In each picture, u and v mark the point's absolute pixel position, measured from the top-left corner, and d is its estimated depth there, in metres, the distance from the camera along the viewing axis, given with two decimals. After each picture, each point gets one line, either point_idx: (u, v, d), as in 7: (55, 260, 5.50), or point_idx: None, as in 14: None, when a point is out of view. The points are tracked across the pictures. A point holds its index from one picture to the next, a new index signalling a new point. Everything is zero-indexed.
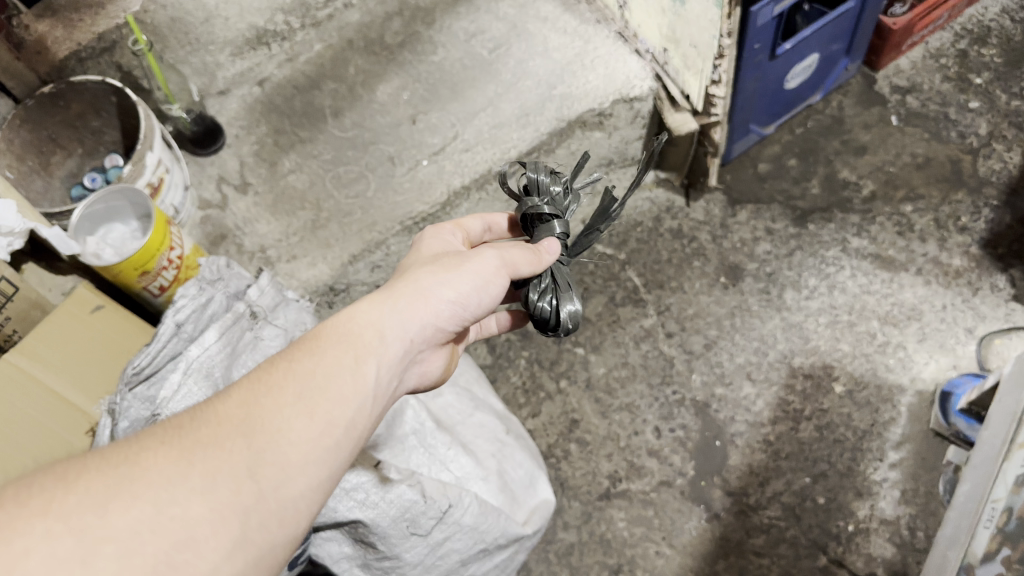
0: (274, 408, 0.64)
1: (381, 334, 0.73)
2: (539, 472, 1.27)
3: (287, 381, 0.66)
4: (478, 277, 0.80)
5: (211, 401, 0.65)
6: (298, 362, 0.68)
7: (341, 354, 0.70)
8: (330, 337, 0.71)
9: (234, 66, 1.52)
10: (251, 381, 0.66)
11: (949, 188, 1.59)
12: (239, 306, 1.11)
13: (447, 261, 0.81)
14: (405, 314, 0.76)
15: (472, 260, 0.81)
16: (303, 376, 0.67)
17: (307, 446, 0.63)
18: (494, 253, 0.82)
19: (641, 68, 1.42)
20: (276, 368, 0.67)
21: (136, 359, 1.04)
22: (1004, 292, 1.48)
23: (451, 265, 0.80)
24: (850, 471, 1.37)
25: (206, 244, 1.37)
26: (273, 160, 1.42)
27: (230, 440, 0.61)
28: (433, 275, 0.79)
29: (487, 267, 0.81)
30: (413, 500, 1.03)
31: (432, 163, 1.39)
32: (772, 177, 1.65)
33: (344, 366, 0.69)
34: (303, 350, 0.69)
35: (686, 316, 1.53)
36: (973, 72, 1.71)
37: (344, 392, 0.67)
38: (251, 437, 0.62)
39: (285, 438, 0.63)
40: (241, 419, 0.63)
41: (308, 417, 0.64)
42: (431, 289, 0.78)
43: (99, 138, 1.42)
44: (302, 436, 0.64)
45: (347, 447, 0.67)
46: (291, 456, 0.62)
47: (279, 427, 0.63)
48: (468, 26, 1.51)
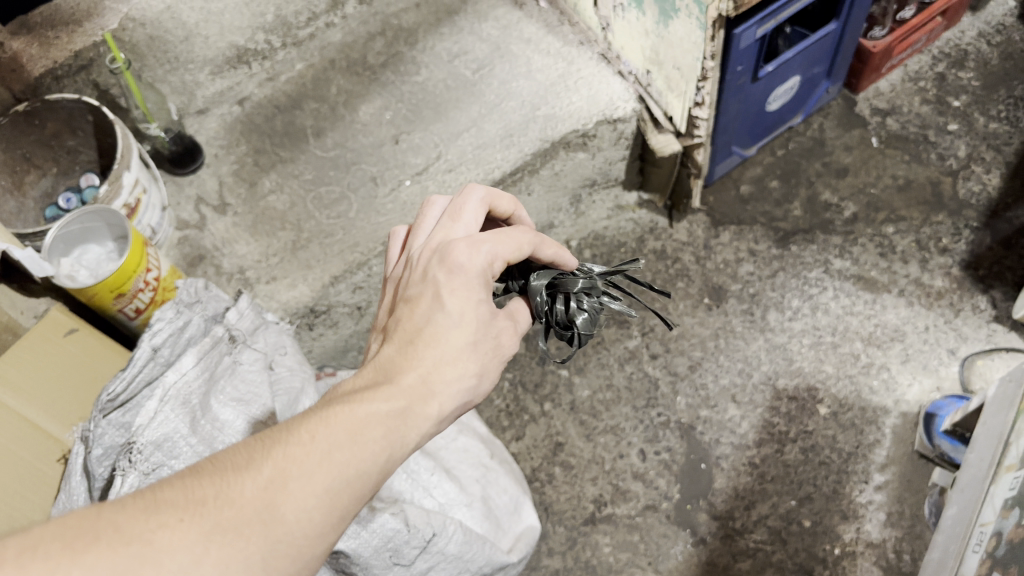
0: (302, 498, 0.60)
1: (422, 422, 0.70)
2: (524, 498, 1.25)
3: (322, 468, 0.62)
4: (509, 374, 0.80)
5: (239, 470, 0.60)
6: (337, 446, 0.64)
7: (379, 449, 0.66)
8: (372, 417, 0.67)
9: (213, 85, 1.50)
10: (284, 457, 0.62)
11: (930, 210, 1.60)
12: (218, 330, 1.10)
13: (496, 349, 0.78)
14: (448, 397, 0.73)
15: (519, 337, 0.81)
16: (340, 464, 0.63)
17: (320, 540, 0.61)
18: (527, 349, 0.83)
19: (624, 90, 1.42)
20: (313, 445, 0.63)
21: (111, 385, 1.01)
22: (985, 313, 1.48)
23: (497, 359, 0.78)
24: (836, 494, 1.36)
25: (183, 265, 1.34)
26: (252, 181, 1.40)
27: (249, 527, 0.58)
28: (482, 367, 0.76)
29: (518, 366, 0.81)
30: (396, 530, 1.00)
31: (415, 183, 1.38)
32: (755, 198, 1.65)
33: (379, 457, 0.66)
34: (344, 429, 0.65)
35: (670, 337, 1.52)
36: (952, 94, 1.73)
37: (370, 485, 0.65)
38: (270, 526, 0.59)
39: (303, 530, 0.60)
40: (266, 504, 0.59)
41: (329, 510, 0.62)
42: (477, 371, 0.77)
43: (75, 158, 1.40)
44: (319, 528, 0.61)
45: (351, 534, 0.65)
46: (303, 549, 0.60)
47: (300, 522, 0.60)
48: (451, 47, 1.50)
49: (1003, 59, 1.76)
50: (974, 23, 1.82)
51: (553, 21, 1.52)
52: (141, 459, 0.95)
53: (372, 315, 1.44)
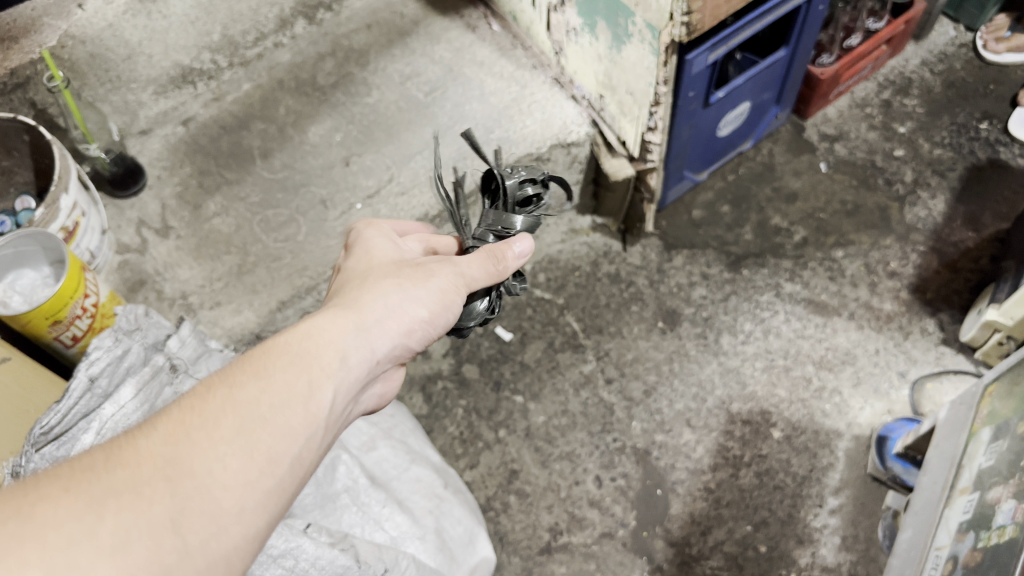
0: (209, 445, 0.57)
1: (336, 354, 0.68)
2: (478, 529, 1.23)
3: (225, 413, 0.59)
4: (443, 296, 0.78)
5: (135, 433, 0.57)
6: (240, 389, 0.61)
7: (293, 380, 0.64)
8: (278, 362, 0.65)
9: (156, 105, 1.46)
10: (182, 410, 0.59)
11: (878, 234, 1.63)
12: (159, 359, 1.04)
13: (413, 273, 0.79)
14: (367, 333, 0.71)
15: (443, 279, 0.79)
16: (248, 406, 0.60)
17: (241, 491, 0.57)
18: (458, 265, 0.80)
19: (578, 114, 1.43)
20: (212, 396, 0.60)
21: (44, 418, 0.94)
22: (933, 336, 1.51)
23: (418, 279, 0.78)
24: (790, 519, 1.36)
25: (123, 291, 1.29)
26: (196, 203, 1.36)
27: (151, 485, 0.53)
28: (398, 289, 0.76)
29: (451, 285, 0.79)
30: (346, 566, 0.96)
31: (366, 207, 1.35)
32: (707, 223, 1.66)
33: (296, 394, 0.63)
34: (248, 372, 0.62)
35: (625, 361, 1.52)
36: (897, 120, 1.76)
37: (292, 425, 0.61)
38: (175, 482, 0.54)
39: (218, 481, 0.56)
40: (166, 459, 0.55)
41: (245, 456, 0.58)
42: (397, 306, 0.75)
43: (10, 179, 1.34)
44: (237, 477, 0.57)
45: (289, 492, 0.60)
46: (224, 503, 0.56)
47: (212, 467, 0.56)
48: (403, 68, 1.48)
49: (945, 86, 1.81)
50: (917, 51, 1.86)
51: (506, 44, 1.51)
52: None
53: None
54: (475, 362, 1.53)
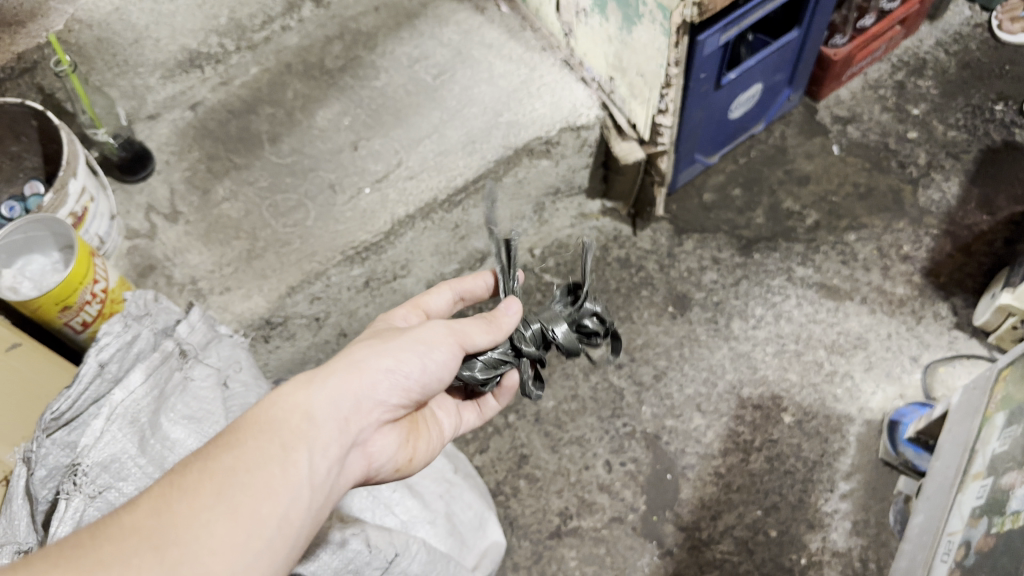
0: (191, 514, 0.59)
1: (313, 415, 0.70)
2: (488, 513, 1.23)
3: (204, 481, 0.61)
4: (420, 345, 0.78)
5: (120, 511, 0.59)
6: (217, 459, 0.64)
7: (267, 446, 0.66)
8: (253, 429, 0.67)
9: (164, 89, 1.46)
10: (163, 484, 0.61)
11: (891, 218, 1.61)
12: (168, 345, 1.04)
13: (387, 333, 0.80)
14: (336, 390, 0.73)
15: (418, 330, 0.80)
16: (225, 474, 0.63)
17: (228, 555, 0.59)
18: (439, 324, 0.81)
19: (588, 96, 1.41)
20: (190, 469, 0.63)
21: (55, 403, 0.93)
22: (947, 320, 1.49)
23: (389, 335, 0.79)
24: (801, 504, 1.36)
25: (133, 276, 1.29)
26: (205, 188, 1.36)
27: (138, 556, 0.56)
28: (370, 347, 0.77)
29: (431, 336, 0.79)
30: (357, 551, 0.95)
31: (375, 191, 1.34)
32: (718, 207, 1.64)
33: (273, 458, 0.65)
34: (223, 445, 0.65)
35: (635, 346, 1.51)
36: (911, 102, 1.74)
37: (272, 486, 0.63)
38: (162, 550, 0.57)
39: (204, 546, 0.58)
40: (151, 531, 0.58)
41: (229, 519, 0.60)
42: (367, 361, 0.76)
43: (18, 164, 1.33)
44: (224, 541, 0.59)
45: (280, 552, 0.63)
46: (213, 568, 0.58)
47: (195, 535, 0.58)
48: (411, 51, 1.47)
49: (960, 67, 1.79)
50: (931, 31, 1.84)
51: (515, 26, 1.50)
52: (87, 482, 0.89)
53: (331, 325, 1.41)
54: None
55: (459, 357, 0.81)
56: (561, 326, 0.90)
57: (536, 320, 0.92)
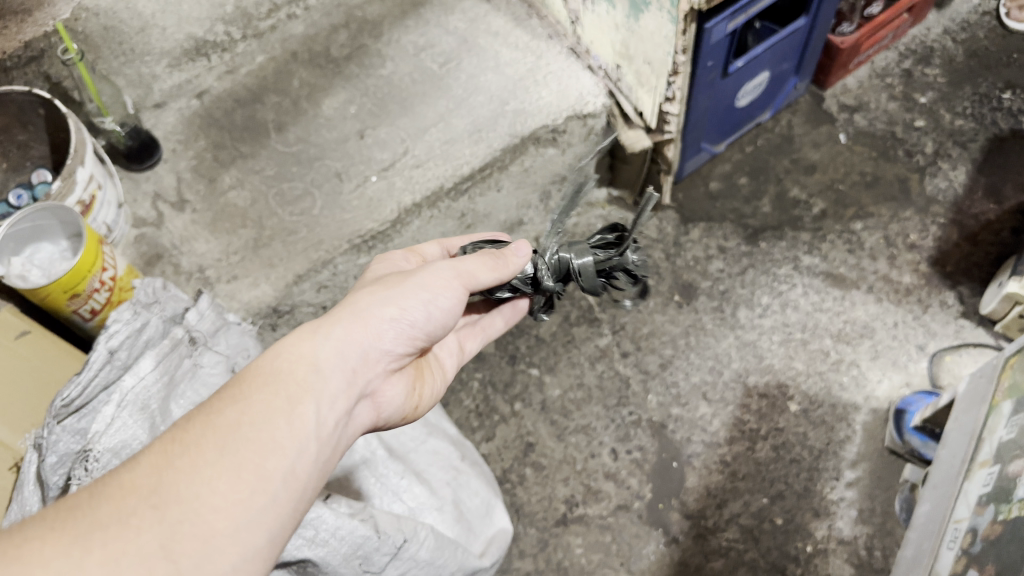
0: (192, 470, 0.59)
1: (317, 364, 0.70)
2: (496, 500, 1.24)
3: (206, 438, 0.61)
4: (424, 293, 0.78)
5: (122, 468, 0.60)
6: (219, 414, 0.63)
7: (271, 399, 0.66)
8: (257, 382, 0.67)
9: (171, 78, 1.45)
10: (164, 441, 0.61)
11: (898, 207, 1.61)
12: (178, 332, 1.04)
13: (390, 279, 0.80)
14: (341, 338, 0.73)
15: (422, 275, 0.80)
16: (227, 429, 0.63)
17: (231, 511, 0.59)
18: (442, 267, 0.81)
19: (594, 85, 1.41)
20: (193, 425, 0.63)
21: (64, 390, 0.94)
22: (953, 309, 1.49)
23: (393, 283, 0.79)
24: (807, 492, 1.36)
25: (140, 264, 1.30)
26: (212, 176, 1.36)
27: (137, 515, 0.56)
28: (374, 294, 0.77)
29: (434, 282, 0.79)
30: (366, 536, 0.95)
31: (381, 179, 1.34)
32: (724, 195, 1.64)
33: (277, 411, 0.65)
34: (225, 399, 0.65)
35: (641, 335, 1.51)
36: (918, 91, 1.74)
37: (277, 440, 0.63)
38: (163, 509, 0.57)
39: (206, 503, 0.58)
40: (151, 489, 0.58)
41: (232, 476, 0.60)
42: (371, 309, 0.76)
43: (26, 153, 1.34)
44: (225, 498, 0.59)
45: (287, 504, 0.63)
46: (215, 524, 0.58)
47: (198, 491, 0.58)
48: (417, 39, 1.47)
49: (967, 56, 1.78)
50: (939, 20, 1.83)
51: (521, 14, 1.49)
52: (99, 468, 0.90)
53: None
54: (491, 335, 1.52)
55: (462, 301, 0.81)
56: (585, 262, 0.94)
57: (564, 252, 0.95)
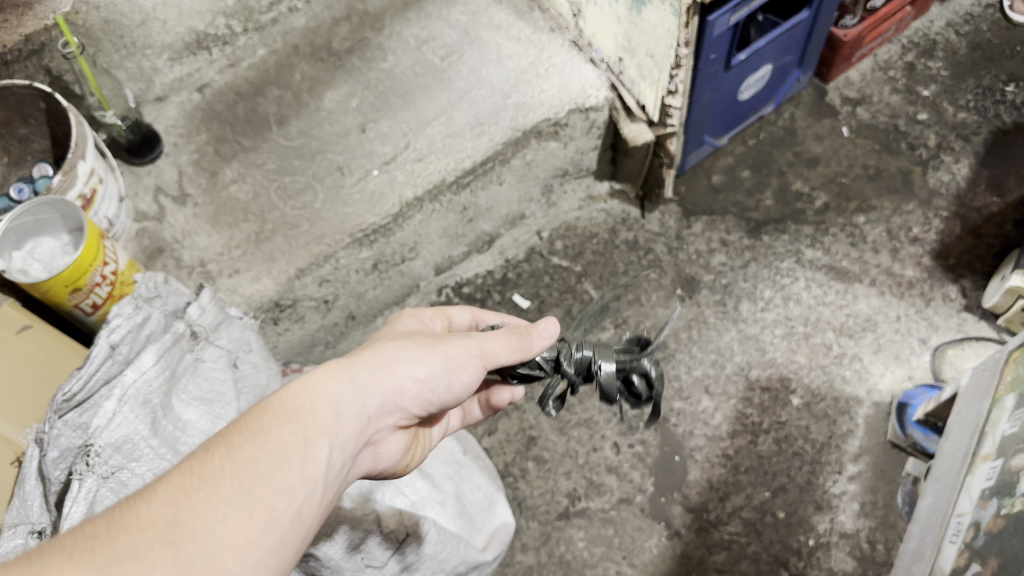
0: (210, 507, 0.57)
1: (335, 411, 0.68)
2: (498, 494, 1.24)
3: (225, 474, 0.60)
4: (450, 360, 0.78)
5: (137, 497, 0.58)
6: (239, 449, 0.62)
7: (290, 438, 0.64)
8: (277, 418, 0.66)
9: (172, 71, 1.45)
10: (181, 471, 0.59)
11: (901, 200, 1.60)
12: (180, 326, 1.05)
13: (421, 338, 0.80)
14: (364, 386, 0.72)
15: (451, 342, 0.80)
16: (246, 466, 0.61)
17: (242, 552, 0.57)
18: (471, 341, 0.81)
19: (596, 78, 1.41)
20: (212, 456, 0.61)
21: (66, 385, 0.94)
22: (956, 302, 1.49)
23: (424, 342, 0.79)
24: (809, 485, 1.36)
25: (142, 258, 1.29)
26: (213, 170, 1.35)
27: (152, 550, 0.54)
28: (404, 348, 0.77)
29: (461, 353, 0.79)
30: (367, 530, 0.96)
31: (383, 173, 1.34)
32: (726, 188, 1.64)
33: (294, 451, 0.64)
34: (245, 434, 0.63)
35: (643, 329, 1.51)
36: (921, 84, 1.73)
37: (292, 482, 0.62)
38: (177, 545, 0.55)
39: (219, 542, 0.56)
40: (167, 523, 0.56)
41: (245, 515, 0.58)
42: (399, 363, 0.76)
43: (27, 147, 1.33)
44: (237, 538, 0.57)
45: (291, 547, 0.61)
46: (226, 564, 0.56)
47: (212, 530, 0.57)
48: (419, 32, 1.46)
49: (971, 48, 1.77)
50: (942, 12, 1.82)
51: (523, 7, 1.49)
52: (100, 464, 0.90)
53: (339, 308, 1.41)
54: None
55: (482, 376, 0.81)
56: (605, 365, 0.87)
57: (587, 348, 0.89)
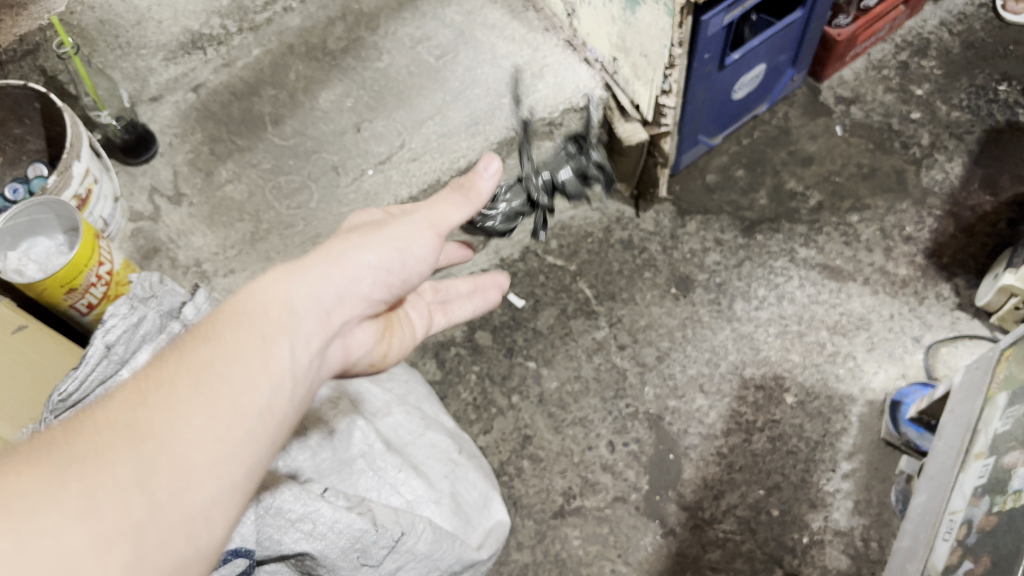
0: (167, 407, 0.54)
1: (289, 303, 0.64)
2: (493, 492, 1.25)
3: (180, 375, 0.56)
4: (400, 243, 0.72)
5: (94, 407, 0.55)
6: (193, 351, 0.58)
7: (245, 336, 0.60)
8: (230, 319, 0.61)
9: (166, 71, 1.44)
10: (135, 378, 0.56)
11: (894, 199, 1.61)
12: (174, 326, 1.02)
13: (368, 227, 0.73)
14: (316, 279, 0.66)
15: (399, 227, 0.73)
16: (201, 366, 0.57)
17: (208, 448, 0.55)
18: (421, 223, 0.75)
19: (590, 78, 1.42)
20: (166, 361, 0.58)
21: (62, 385, 0.95)
22: (949, 301, 1.50)
23: (372, 230, 0.72)
24: (803, 483, 1.37)
25: (138, 257, 1.31)
26: (209, 169, 1.37)
27: (111, 450, 0.52)
28: (352, 238, 0.71)
29: (411, 234, 0.73)
30: (363, 530, 0.95)
31: (378, 172, 1.37)
32: (721, 187, 1.64)
33: (251, 348, 0.60)
34: (195, 337, 0.59)
35: (638, 328, 1.51)
36: (915, 83, 1.74)
37: (252, 376, 0.58)
38: (137, 445, 0.53)
39: (182, 438, 0.54)
40: (125, 425, 0.53)
41: (206, 413, 0.55)
42: (349, 251, 0.69)
43: (21, 147, 1.33)
44: (201, 434, 0.55)
45: (262, 441, 0.58)
46: (192, 458, 0.54)
47: (172, 427, 0.54)
48: (414, 32, 1.46)
49: (964, 47, 1.78)
50: (936, 11, 1.82)
51: (518, 6, 1.48)
52: None
53: None
54: (489, 328, 1.52)
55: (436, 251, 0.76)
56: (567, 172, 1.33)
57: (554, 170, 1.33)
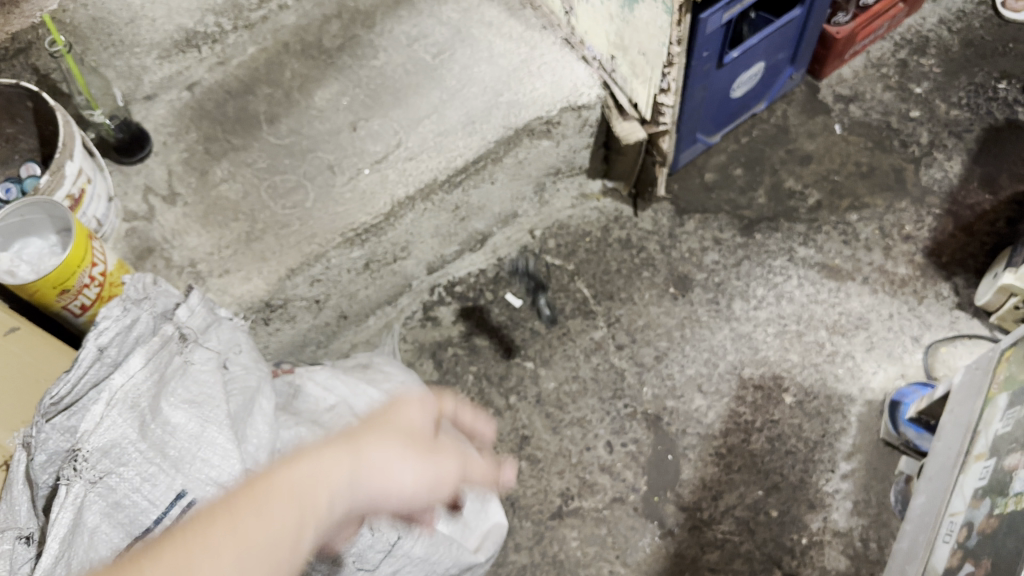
0: None
1: (331, 496, 0.60)
2: (492, 494, 1.23)
3: (225, 550, 0.53)
4: (438, 476, 0.67)
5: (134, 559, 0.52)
6: (241, 523, 0.55)
7: (290, 527, 0.57)
8: (281, 493, 0.58)
9: (160, 69, 1.44)
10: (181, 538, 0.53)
11: (893, 197, 1.60)
12: (168, 329, 1.02)
13: (420, 439, 0.68)
14: (360, 485, 0.62)
15: (442, 457, 0.69)
16: (245, 546, 0.54)
17: None
18: (458, 467, 0.70)
19: (589, 76, 1.40)
20: (212, 527, 0.54)
21: (53, 388, 0.94)
22: (948, 300, 1.49)
23: (421, 450, 0.67)
24: (802, 483, 1.36)
25: (131, 259, 1.28)
26: (203, 169, 1.34)
27: None
28: (401, 445, 0.66)
29: (448, 474, 0.68)
30: (359, 534, 0.96)
31: (374, 172, 1.33)
32: (719, 186, 1.63)
33: (291, 541, 0.56)
34: (248, 507, 0.56)
35: (636, 327, 1.50)
36: (913, 81, 1.73)
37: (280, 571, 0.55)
38: None
39: None
40: None
41: None
42: (392, 460, 0.65)
43: (14, 146, 1.32)
44: None
45: None
46: None
47: None
48: (410, 30, 1.45)
49: (963, 45, 1.77)
50: (935, 9, 1.81)
51: (515, 4, 1.48)
52: (86, 470, 0.89)
53: (331, 308, 1.41)
54: (486, 328, 1.52)
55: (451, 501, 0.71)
56: None
57: None
